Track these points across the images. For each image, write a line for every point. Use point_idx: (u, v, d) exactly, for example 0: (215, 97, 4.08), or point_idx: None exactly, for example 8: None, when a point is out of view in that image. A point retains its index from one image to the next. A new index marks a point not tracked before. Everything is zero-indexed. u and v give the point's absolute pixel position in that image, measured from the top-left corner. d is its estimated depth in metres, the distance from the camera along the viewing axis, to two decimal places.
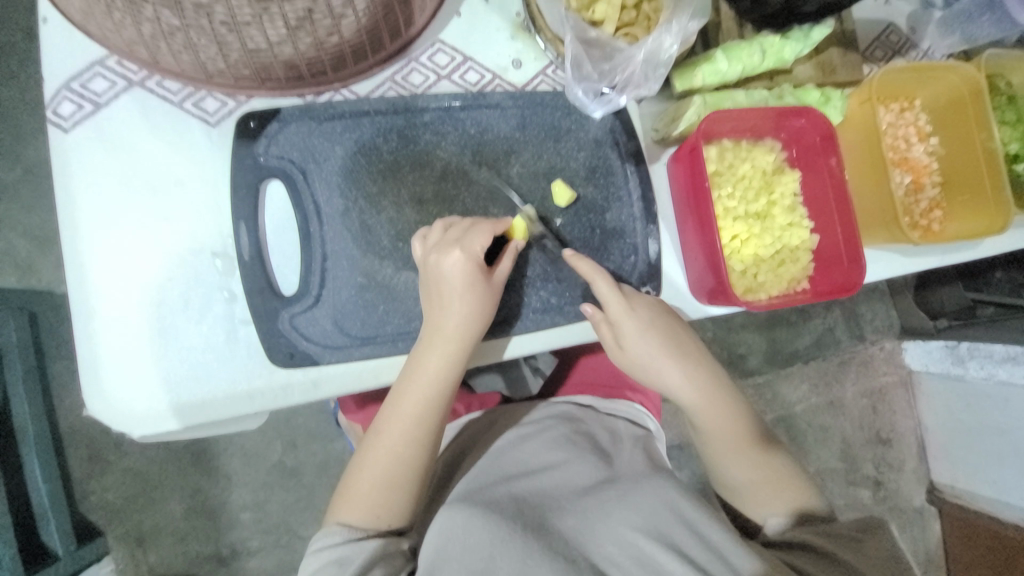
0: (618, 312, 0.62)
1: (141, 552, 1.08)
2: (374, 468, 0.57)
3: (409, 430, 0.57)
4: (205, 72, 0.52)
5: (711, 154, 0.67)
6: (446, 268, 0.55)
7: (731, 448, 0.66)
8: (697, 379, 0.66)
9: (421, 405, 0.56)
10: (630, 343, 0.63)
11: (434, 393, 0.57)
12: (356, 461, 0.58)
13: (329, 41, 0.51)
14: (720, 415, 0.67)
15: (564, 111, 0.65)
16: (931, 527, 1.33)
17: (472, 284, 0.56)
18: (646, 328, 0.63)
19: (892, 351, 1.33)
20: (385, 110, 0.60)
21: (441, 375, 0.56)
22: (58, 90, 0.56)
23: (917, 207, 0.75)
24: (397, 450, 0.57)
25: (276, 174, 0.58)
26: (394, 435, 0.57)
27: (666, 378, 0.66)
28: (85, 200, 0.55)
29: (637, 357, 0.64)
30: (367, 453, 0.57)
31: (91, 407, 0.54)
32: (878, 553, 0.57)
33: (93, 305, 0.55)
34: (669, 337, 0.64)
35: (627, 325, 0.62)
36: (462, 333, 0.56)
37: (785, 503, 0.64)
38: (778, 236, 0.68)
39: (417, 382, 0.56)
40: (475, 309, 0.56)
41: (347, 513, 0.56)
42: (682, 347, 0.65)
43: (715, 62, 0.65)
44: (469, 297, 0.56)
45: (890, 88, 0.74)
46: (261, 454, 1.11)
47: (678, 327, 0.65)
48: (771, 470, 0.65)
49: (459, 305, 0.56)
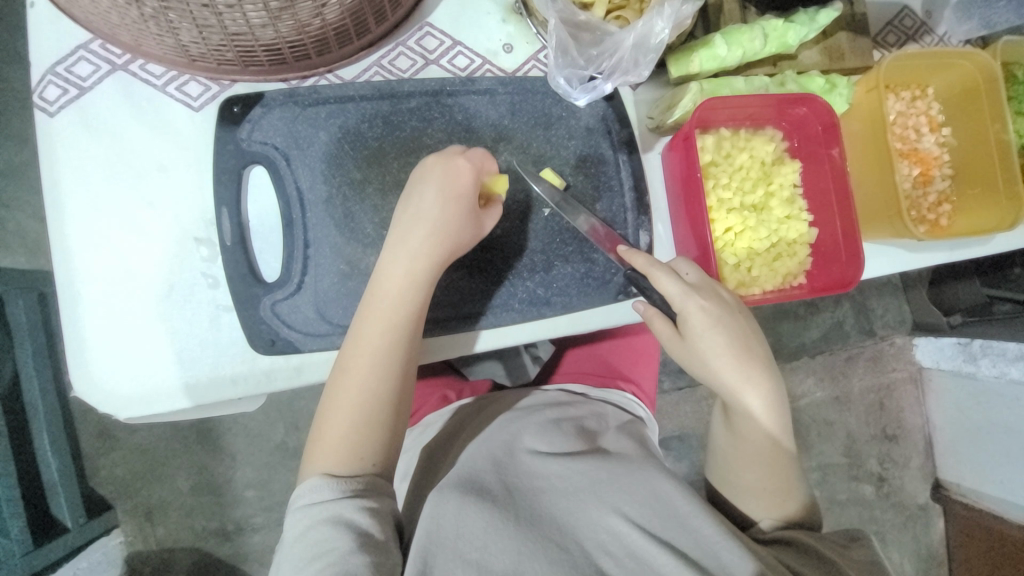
0: (689, 305, 0.58)
1: (149, 525, 1.11)
2: (347, 405, 0.53)
3: (379, 355, 0.53)
4: (187, 56, 0.52)
5: (707, 143, 0.65)
6: (429, 180, 0.55)
7: (754, 449, 0.62)
8: (763, 384, 0.61)
9: (389, 328, 0.54)
10: (697, 338, 0.60)
11: (402, 312, 0.54)
12: (325, 404, 0.54)
13: (311, 24, 0.50)
14: (771, 422, 0.62)
15: (555, 98, 0.63)
16: (934, 525, 1.31)
17: (453, 197, 0.55)
18: (716, 324, 0.59)
19: (903, 347, 1.29)
20: (371, 95, 0.59)
21: (411, 293, 0.55)
22: (43, 74, 0.55)
23: (925, 200, 0.72)
24: (369, 381, 0.53)
25: (258, 160, 0.58)
26: (364, 364, 0.53)
27: (732, 377, 0.61)
28: (71, 185, 0.56)
29: (703, 351, 0.60)
30: (335, 389, 0.53)
31: (77, 388, 0.55)
32: (862, 559, 0.58)
33: (78, 288, 0.55)
34: (739, 338, 0.60)
35: (696, 317, 0.59)
36: (432, 251, 0.55)
37: (781, 507, 0.62)
38: (774, 229, 0.66)
39: (384, 303, 0.54)
40: (451, 219, 0.55)
41: (327, 461, 0.51)
42: (751, 349, 0.62)
43: (714, 47, 0.62)
44: (444, 211, 0.55)
45: (901, 74, 0.71)
46: (264, 434, 1.13)
47: (747, 322, 0.61)
48: (780, 477, 0.62)
49: (428, 221, 0.55)
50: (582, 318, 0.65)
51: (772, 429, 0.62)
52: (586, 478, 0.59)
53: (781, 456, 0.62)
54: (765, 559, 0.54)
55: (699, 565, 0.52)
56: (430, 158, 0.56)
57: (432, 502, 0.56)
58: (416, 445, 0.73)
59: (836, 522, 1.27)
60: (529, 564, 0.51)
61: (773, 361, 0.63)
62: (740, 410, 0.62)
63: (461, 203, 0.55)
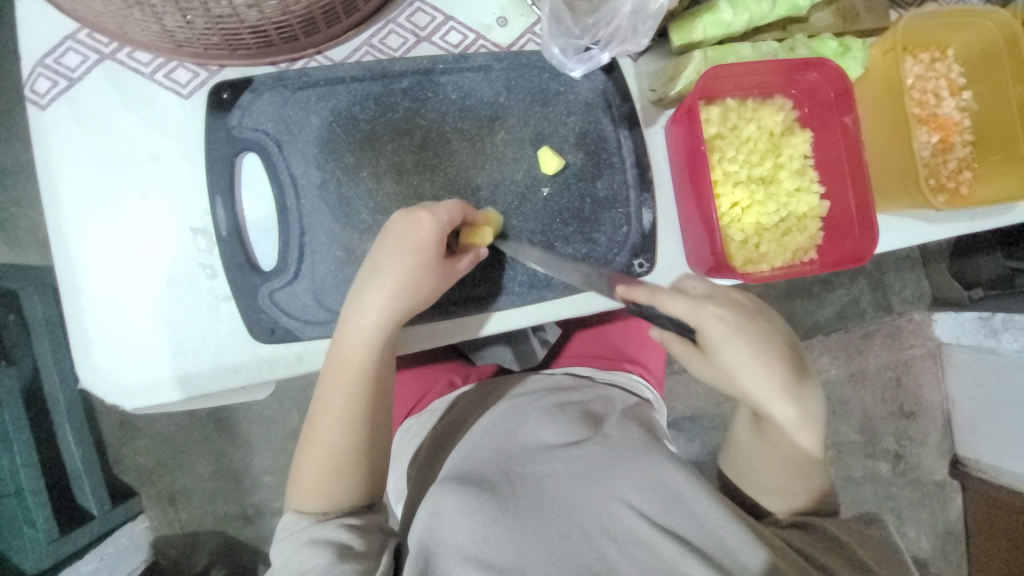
0: (705, 317, 0.55)
1: (172, 510, 1.14)
2: (317, 455, 0.55)
3: (345, 415, 0.54)
4: (173, 42, 0.51)
5: (712, 114, 0.62)
6: (393, 237, 0.53)
7: (777, 451, 0.60)
8: (796, 390, 0.57)
9: (351, 387, 0.54)
10: (718, 350, 0.56)
11: (364, 374, 0.54)
12: (301, 448, 0.56)
13: (296, 3, 0.49)
14: (780, 408, 0.57)
15: (552, 73, 0.61)
16: (952, 502, 1.29)
17: (410, 253, 0.53)
18: (737, 333, 0.56)
19: (922, 323, 1.26)
20: (361, 76, 0.58)
21: (372, 353, 0.54)
22: (32, 66, 0.55)
23: (945, 168, 0.69)
24: (337, 437, 0.55)
25: (250, 147, 0.57)
26: (332, 421, 0.55)
27: (759, 387, 0.57)
28: (66, 178, 0.55)
29: (724, 363, 0.57)
30: (308, 437, 0.56)
31: (85, 381, 0.56)
32: (876, 543, 0.59)
33: (79, 282, 0.56)
34: (734, 322, 0.56)
35: (678, 309, 0.55)
36: (393, 311, 0.54)
37: (791, 494, 0.62)
38: (783, 202, 0.64)
39: (345, 364, 0.54)
40: (413, 277, 0.53)
41: (299, 500, 0.55)
42: (751, 332, 0.57)
43: (719, 11, 0.59)
44: (399, 267, 0.53)
45: (919, 35, 0.67)
46: (279, 421, 1.15)
47: (739, 303, 0.57)
48: (802, 475, 0.61)
49: (391, 278, 0.53)
50: (585, 301, 0.63)
51: (801, 437, 0.59)
52: (587, 468, 0.58)
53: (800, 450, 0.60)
54: (771, 545, 0.54)
55: (704, 551, 0.52)
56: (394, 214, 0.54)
57: (433, 498, 0.57)
58: (424, 430, 0.73)
59: (851, 500, 1.26)
60: (528, 556, 0.51)
61: (805, 364, 0.59)
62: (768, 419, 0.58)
63: (416, 258, 0.53)
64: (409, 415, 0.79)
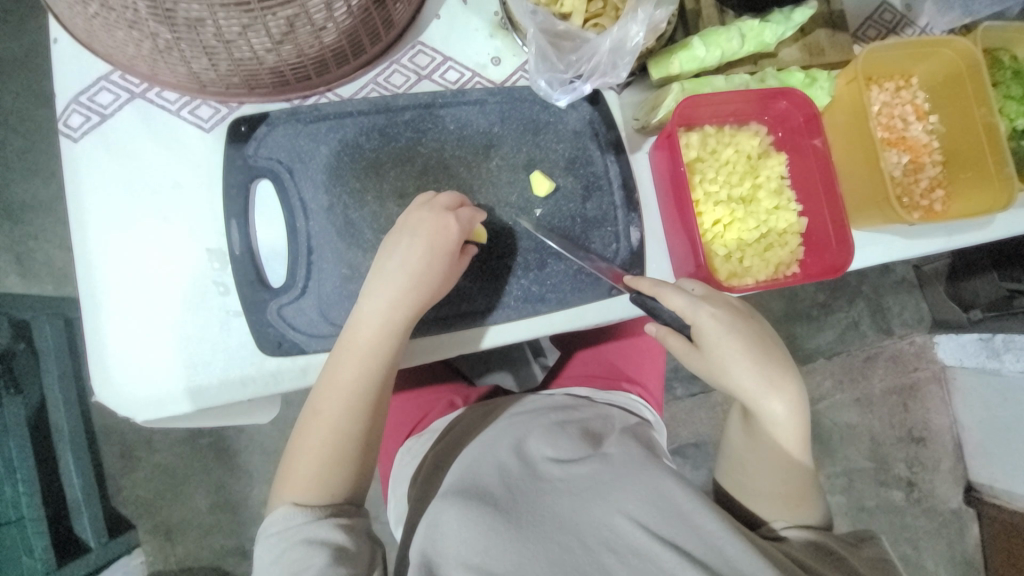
0: (700, 315, 0.60)
1: (169, 544, 1.13)
2: (318, 441, 0.56)
3: (353, 401, 0.57)
4: (198, 82, 0.56)
5: (692, 140, 0.67)
6: (420, 227, 0.57)
7: (773, 456, 0.62)
8: (785, 391, 0.61)
9: (362, 375, 0.57)
10: (714, 346, 0.61)
11: (377, 362, 0.57)
12: (299, 434, 0.57)
13: (310, 47, 0.54)
14: (771, 407, 0.61)
15: (542, 105, 0.67)
16: (969, 532, 1.26)
17: (438, 254, 0.57)
18: (730, 330, 0.60)
19: (924, 346, 1.27)
20: (368, 110, 0.63)
21: (391, 345, 0.57)
22: (68, 104, 0.61)
23: (917, 187, 0.73)
24: (341, 421, 0.56)
25: (264, 174, 0.62)
26: (336, 405, 0.56)
27: (751, 383, 0.61)
28: (93, 203, 0.60)
29: (721, 358, 0.61)
30: (309, 422, 0.57)
31: (99, 394, 0.59)
32: (873, 558, 0.58)
33: (99, 299, 0.59)
34: (730, 318, 0.61)
35: (673, 299, 0.60)
36: (411, 298, 0.57)
37: (789, 508, 0.62)
38: (763, 220, 0.68)
39: (360, 349, 0.57)
40: (436, 269, 0.58)
41: (299, 491, 0.55)
42: (745, 332, 0.61)
43: (692, 48, 0.65)
44: (428, 266, 0.57)
45: (883, 66, 0.73)
46: (281, 450, 1.15)
47: (732, 302, 0.62)
48: (795, 480, 0.62)
49: (414, 270, 0.57)
50: (578, 315, 0.66)
51: (794, 435, 0.62)
52: (589, 480, 0.59)
53: (793, 451, 0.62)
54: (772, 558, 0.54)
55: (704, 562, 0.52)
56: (416, 211, 0.58)
57: (433, 511, 0.59)
58: (424, 450, 0.74)
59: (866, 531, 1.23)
60: (531, 567, 0.52)
61: (796, 367, 0.63)
62: (762, 413, 0.61)
63: (444, 258, 0.58)
64: (411, 435, 0.80)
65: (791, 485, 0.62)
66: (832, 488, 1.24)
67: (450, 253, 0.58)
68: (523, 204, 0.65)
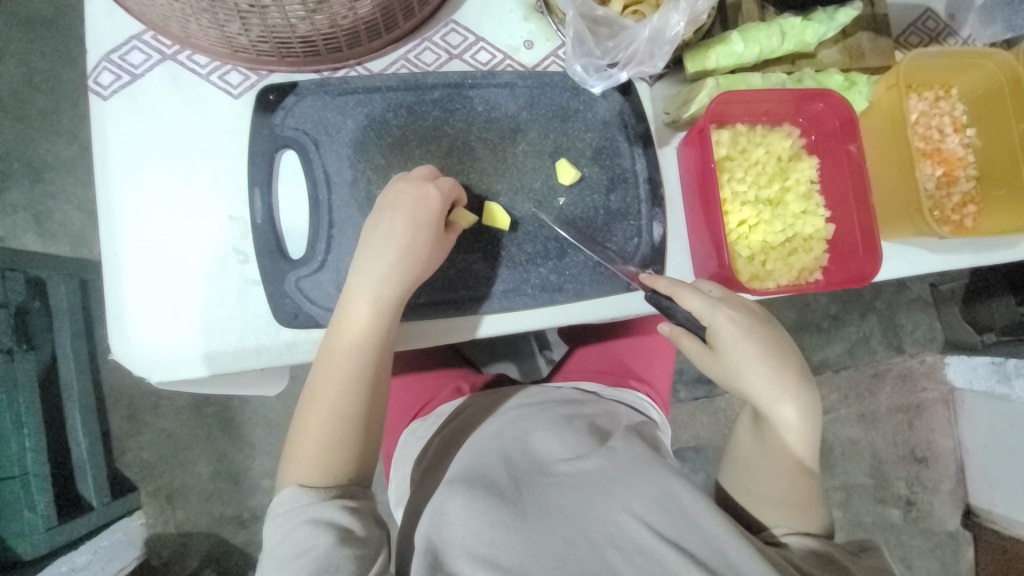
0: (719, 317, 0.59)
1: (170, 509, 1.15)
2: (319, 422, 0.56)
3: (348, 380, 0.56)
4: (230, 46, 0.56)
5: (723, 137, 0.66)
6: (401, 201, 0.57)
7: (781, 462, 0.62)
8: (799, 398, 0.61)
9: (357, 351, 0.56)
10: (731, 350, 0.60)
11: (368, 338, 0.56)
12: (301, 417, 0.57)
13: (343, 18, 0.54)
14: (783, 413, 0.61)
15: (573, 92, 0.66)
16: (964, 555, 1.25)
17: (418, 224, 0.57)
18: (748, 335, 0.60)
19: (934, 366, 1.26)
20: (397, 86, 0.62)
21: (380, 321, 0.57)
22: (99, 61, 0.60)
23: (949, 201, 0.71)
24: (339, 402, 0.56)
25: (289, 145, 0.61)
26: (331, 385, 0.56)
27: (765, 390, 0.60)
28: (119, 162, 0.60)
29: (737, 363, 0.60)
30: (309, 405, 0.57)
31: (115, 352, 0.59)
32: (874, 568, 0.57)
33: (120, 258, 0.59)
34: (748, 323, 0.60)
35: (692, 300, 0.59)
36: (397, 272, 0.57)
37: (794, 516, 0.61)
38: (790, 223, 0.67)
39: (350, 327, 0.56)
40: (419, 241, 0.57)
41: (303, 473, 0.55)
42: (762, 337, 0.60)
43: (730, 43, 0.63)
44: (409, 237, 0.57)
45: (925, 75, 0.71)
46: (283, 425, 1.16)
47: (751, 306, 0.62)
48: (800, 488, 0.61)
49: (397, 243, 0.56)
50: (595, 308, 0.66)
51: (805, 443, 0.61)
52: (597, 477, 0.59)
53: (802, 460, 0.62)
54: (775, 565, 0.54)
55: (707, 564, 0.52)
56: (395, 185, 0.57)
57: (441, 497, 0.59)
58: (429, 433, 0.74)
59: None
60: (535, 558, 0.52)
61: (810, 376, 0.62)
62: (775, 419, 0.61)
63: (426, 230, 0.57)
64: (415, 417, 0.80)
65: (798, 493, 0.61)
66: (830, 501, 1.23)
67: (432, 225, 0.57)
68: (547, 191, 0.65)
